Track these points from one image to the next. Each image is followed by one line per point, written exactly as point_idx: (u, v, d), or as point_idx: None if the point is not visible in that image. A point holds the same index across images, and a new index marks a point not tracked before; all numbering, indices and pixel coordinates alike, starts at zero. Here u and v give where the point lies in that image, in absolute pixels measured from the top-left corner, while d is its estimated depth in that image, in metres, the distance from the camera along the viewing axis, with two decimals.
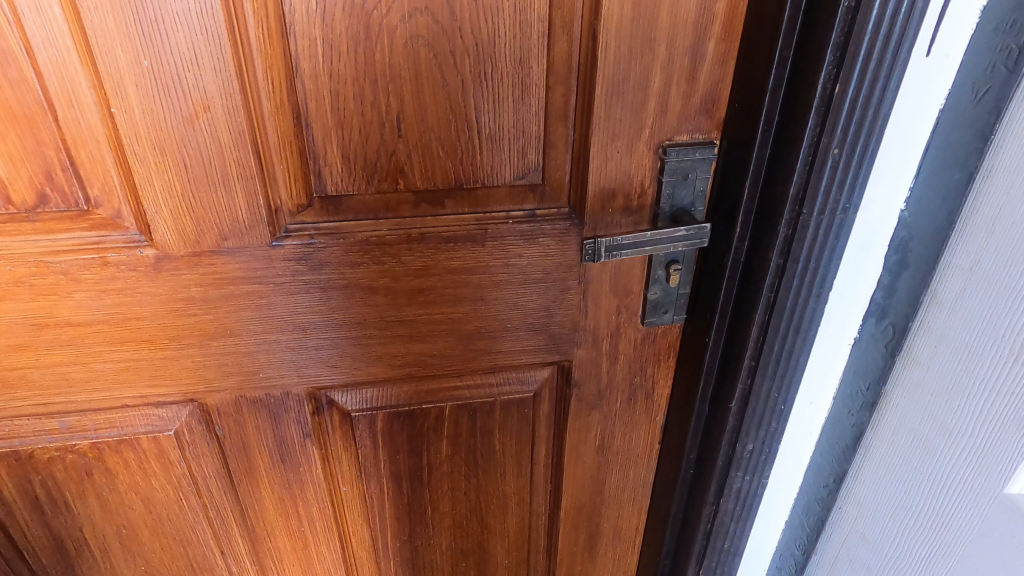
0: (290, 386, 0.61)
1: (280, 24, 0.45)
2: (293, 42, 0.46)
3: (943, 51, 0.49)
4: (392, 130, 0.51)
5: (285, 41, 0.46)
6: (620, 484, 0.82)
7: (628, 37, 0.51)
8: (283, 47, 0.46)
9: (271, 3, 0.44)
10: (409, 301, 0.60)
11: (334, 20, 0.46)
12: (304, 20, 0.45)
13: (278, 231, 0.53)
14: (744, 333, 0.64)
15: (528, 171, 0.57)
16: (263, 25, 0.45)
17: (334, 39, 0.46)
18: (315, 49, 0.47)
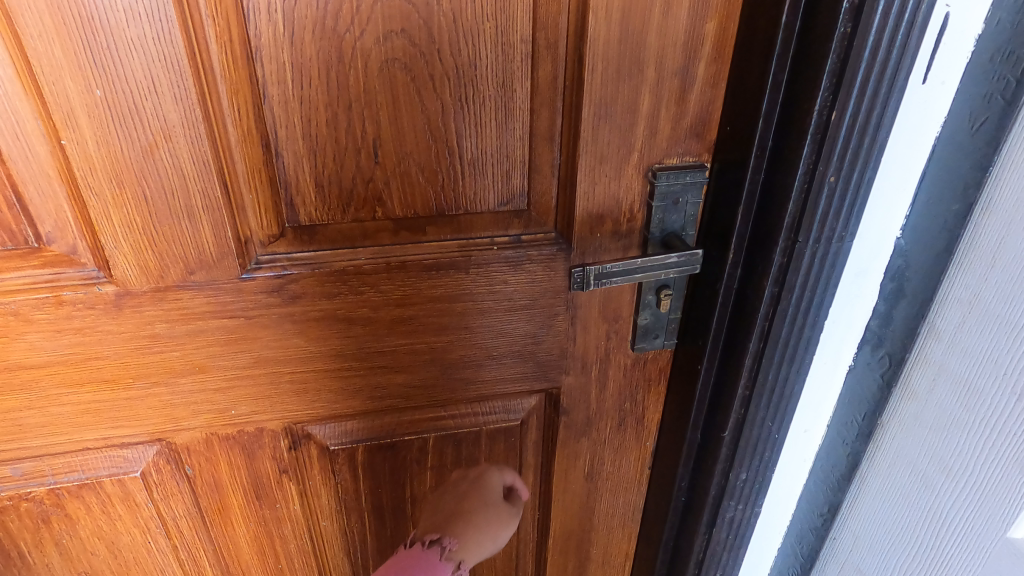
0: (264, 422, 0.59)
1: (245, 48, 0.42)
2: (259, 67, 0.43)
3: (939, 78, 0.47)
4: (368, 157, 0.48)
5: (250, 67, 0.43)
6: (610, 509, 0.80)
7: (616, 58, 0.49)
8: (249, 73, 0.43)
9: (234, 25, 0.42)
10: (389, 331, 0.57)
11: (303, 44, 0.43)
12: (271, 43, 0.43)
13: (247, 263, 0.50)
14: (738, 361, 0.62)
15: (513, 197, 0.54)
16: (226, 49, 0.42)
17: (304, 63, 0.44)
18: (284, 74, 0.44)
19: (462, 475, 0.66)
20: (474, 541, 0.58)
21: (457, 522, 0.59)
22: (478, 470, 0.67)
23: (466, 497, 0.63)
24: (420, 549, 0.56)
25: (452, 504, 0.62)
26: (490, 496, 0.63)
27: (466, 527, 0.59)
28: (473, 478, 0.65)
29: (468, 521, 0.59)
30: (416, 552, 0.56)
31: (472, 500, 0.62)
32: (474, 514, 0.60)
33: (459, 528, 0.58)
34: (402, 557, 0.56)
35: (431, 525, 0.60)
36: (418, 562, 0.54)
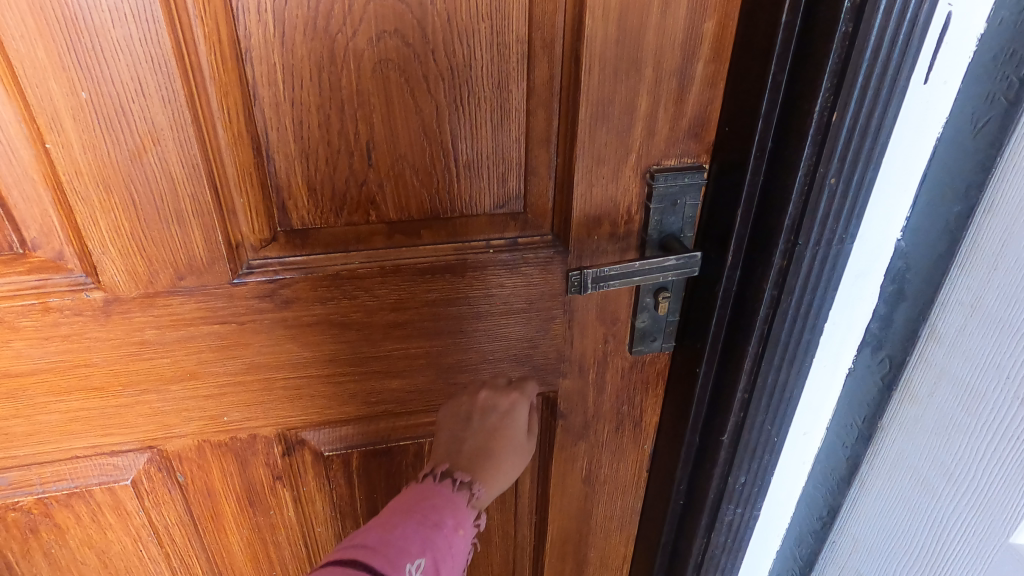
0: (257, 429, 0.58)
1: (234, 49, 0.42)
2: (249, 68, 0.42)
3: (941, 79, 0.47)
4: (361, 160, 0.47)
5: (240, 68, 0.42)
6: (608, 512, 0.80)
7: (613, 58, 0.48)
8: (238, 74, 0.42)
9: (223, 26, 0.41)
10: (384, 336, 0.56)
11: (294, 44, 0.42)
12: (261, 44, 0.42)
13: (239, 268, 0.49)
14: (737, 365, 0.61)
15: (509, 200, 0.54)
16: (215, 50, 0.41)
17: (295, 64, 0.43)
18: (275, 76, 0.43)
19: (491, 404, 0.57)
20: (491, 482, 0.52)
21: (479, 459, 0.53)
22: (507, 395, 0.57)
23: (492, 437, 0.54)
24: (442, 485, 0.48)
25: (475, 438, 0.54)
26: (517, 436, 0.56)
27: (488, 468, 0.52)
28: (503, 413, 0.56)
29: (489, 456, 0.53)
30: (444, 493, 0.48)
31: (497, 437, 0.54)
32: (497, 452, 0.54)
33: (481, 468, 0.52)
34: (427, 492, 0.48)
35: (445, 459, 0.52)
36: (447, 503, 0.47)
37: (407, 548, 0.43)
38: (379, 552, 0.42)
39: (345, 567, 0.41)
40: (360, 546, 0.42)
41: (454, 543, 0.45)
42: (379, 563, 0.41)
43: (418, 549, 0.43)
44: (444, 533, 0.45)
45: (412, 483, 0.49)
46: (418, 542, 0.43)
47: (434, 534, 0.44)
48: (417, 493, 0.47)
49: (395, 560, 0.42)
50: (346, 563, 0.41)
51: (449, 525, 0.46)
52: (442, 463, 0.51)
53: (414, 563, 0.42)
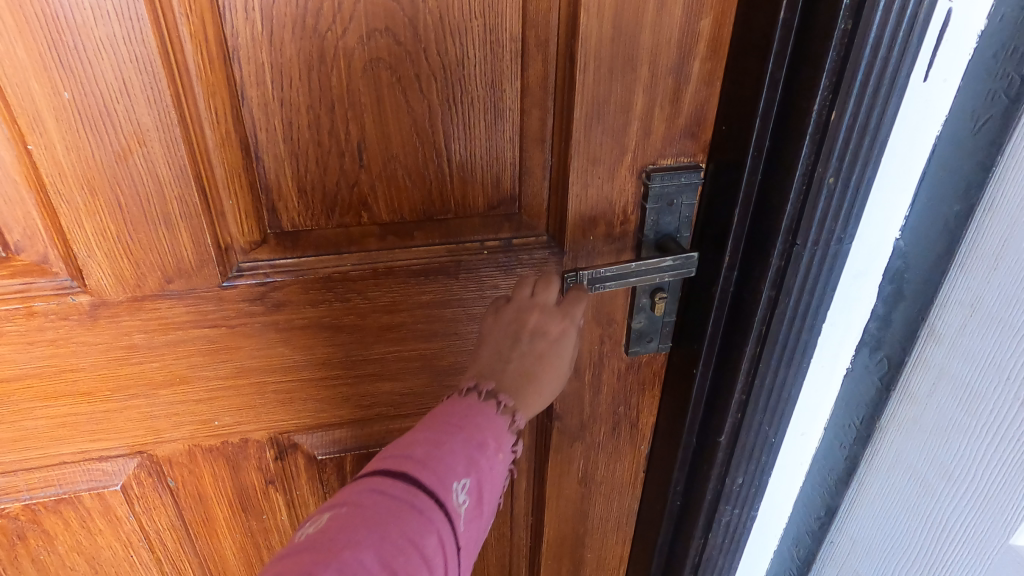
0: (249, 433, 0.57)
1: (221, 48, 0.41)
2: (237, 67, 0.41)
3: (940, 76, 0.46)
4: (352, 160, 0.46)
5: (227, 67, 0.41)
6: (604, 513, 0.79)
7: (608, 57, 0.47)
8: (226, 73, 0.42)
9: (209, 25, 0.40)
10: (377, 338, 0.55)
11: (283, 43, 0.41)
12: (248, 43, 0.41)
13: (228, 271, 0.49)
14: (734, 366, 0.61)
15: (503, 200, 0.53)
16: (201, 49, 0.40)
17: (284, 64, 0.42)
18: (263, 75, 0.42)
19: (540, 329, 0.50)
20: (531, 405, 0.48)
21: (522, 381, 0.48)
22: (559, 317, 0.51)
23: (538, 362, 0.49)
24: (486, 405, 0.44)
25: (521, 359, 0.49)
26: (562, 363, 0.50)
27: (530, 390, 0.48)
28: (553, 340, 0.50)
29: (532, 377, 0.49)
30: (489, 415, 0.44)
31: (544, 361, 0.49)
32: (541, 374, 0.49)
33: (523, 390, 0.47)
34: (471, 409, 0.44)
35: (488, 372, 0.47)
36: (491, 423, 0.44)
37: (453, 467, 0.40)
38: (428, 466, 0.40)
39: (395, 482, 0.39)
40: (407, 457, 0.40)
41: (497, 463, 0.43)
42: (429, 479, 0.39)
43: (463, 469, 0.41)
44: (489, 456, 0.42)
45: (455, 394, 0.45)
46: (465, 462, 0.41)
47: (480, 457, 0.42)
48: (462, 408, 0.44)
49: (444, 479, 0.40)
50: (394, 477, 0.39)
51: (494, 447, 0.43)
52: (488, 380, 0.47)
53: (461, 483, 0.40)
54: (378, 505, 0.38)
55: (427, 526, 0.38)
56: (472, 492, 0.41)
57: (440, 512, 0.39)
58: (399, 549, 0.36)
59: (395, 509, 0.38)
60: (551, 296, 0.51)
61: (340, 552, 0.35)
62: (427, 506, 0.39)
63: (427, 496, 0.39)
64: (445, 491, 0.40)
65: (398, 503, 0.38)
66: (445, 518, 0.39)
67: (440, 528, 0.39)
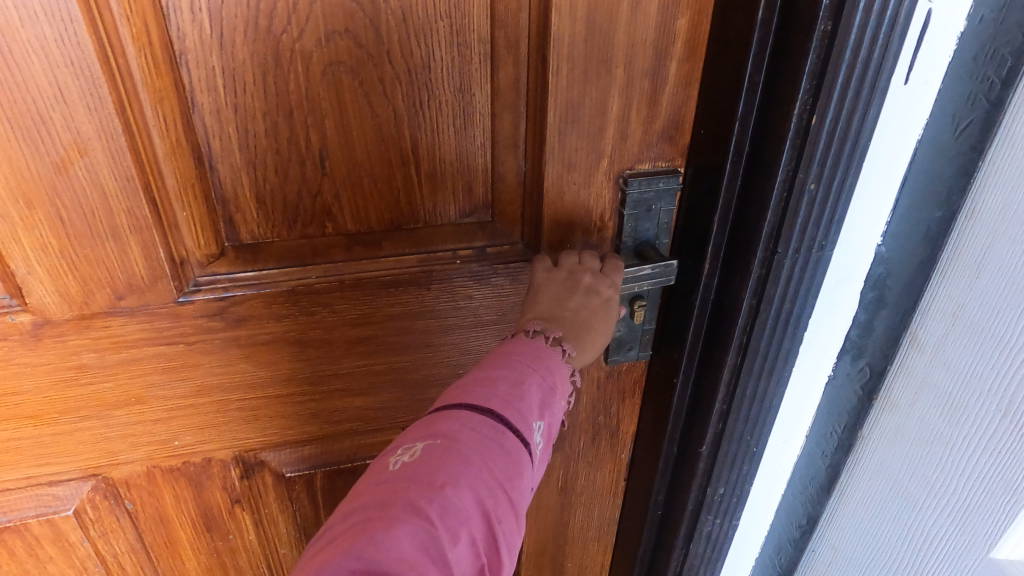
0: (212, 452, 0.55)
1: (167, 52, 0.38)
2: (185, 71, 0.39)
3: (922, 78, 0.45)
4: (315, 168, 0.44)
5: (175, 71, 0.39)
6: (585, 523, 0.78)
7: (581, 58, 0.45)
8: (173, 78, 0.39)
9: (152, 26, 0.37)
10: (346, 352, 0.53)
11: (234, 46, 0.39)
12: (196, 46, 0.38)
13: (185, 285, 0.46)
14: (715, 375, 0.59)
15: (475, 208, 0.51)
16: (144, 52, 0.38)
17: (236, 68, 0.39)
18: (214, 80, 0.40)
19: (594, 288, 0.50)
20: (585, 356, 0.49)
21: (581, 333, 0.49)
22: (608, 281, 0.51)
23: (596, 317, 0.49)
24: (555, 353, 0.46)
25: (580, 312, 0.49)
26: (613, 323, 0.51)
27: (587, 343, 0.49)
28: (604, 301, 0.50)
29: (590, 330, 0.49)
30: (558, 362, 0.46)
31: (600, 317, 0.50)
32: (597, 328, 0.50)
33: (581, 343, 0.49)
34: (541, 352, 0.45)
35: (551, 320, 0.48)
36: (560, 368, 0.46)
37: (532, 408, 0.43)
38: (512, 405, 0.42)
39: (483, 419, 0.41)
40: (491, 395, 0.42)
41: (562, 407, 0.45)
42: (513, 419, 0.41)
43: (539, 411, 0.43)
44: (557, 400, 0.45)
45: (525, 336, 0.46)
46: (540, 404, 0.43)
47: (552, 400, 0.44)
48: (535, 350, 0.45)
49: (526, 419, 0.42)
50: (481, 413, 0.41)
51: (561, 392, 0.45)
52: (555, 327, 0.47)
53: (538, 425, 0.43)
54: (473, 441, 0.39)
55: (513, 465, 0.40)
56: (545, 434, 0.43)
57: (523, 451, 0.41)
58: (492, 486, 0.39)
59: (486, 446, 0.40)
60: (594, 263, 0.52)
61: (442, 487, 0.37)
62: (513, 445, 0.41)
63: (512, 435, 0.41)
64: (526, 431, 0.42)
65: (489, 441, 0.40)
66: (526, 456, 0.41)
67: (522, 467, 0.41)
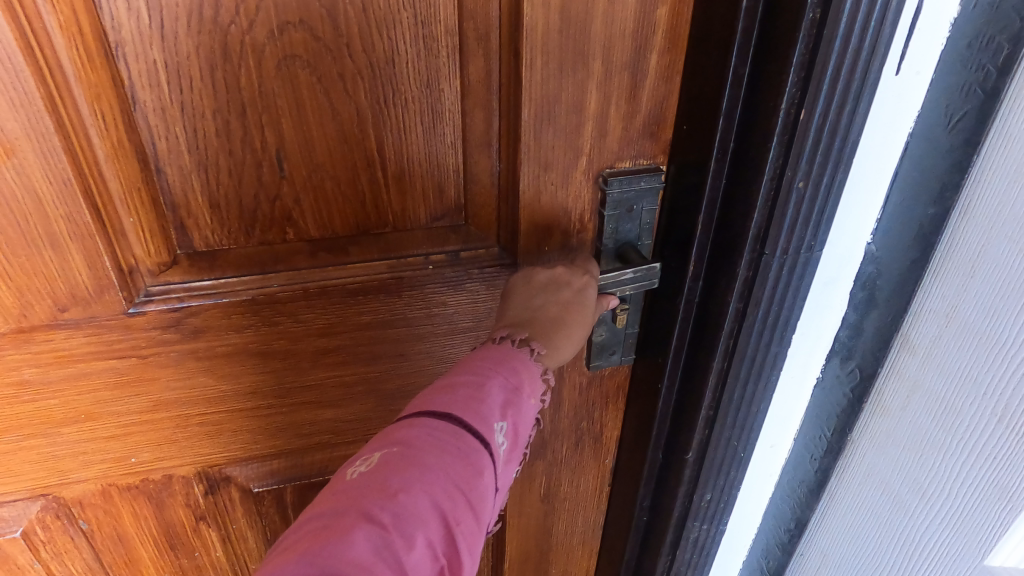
0: (172, 470, 0.52)
1: (101, 43, 0.35)
2: (122, 64, 0.36)
3: (913, 69, 0.43)
4: (272, 171, 0.41)
5: (111, 64, 0.36)
6: (569, 529, 0.75)
7: (557, 51, 0.43)
8: (110, 72, 0.36)
9: (84, 16, 0.34)
10: (313, 363, 0.51)
11: (178, 36, 0.36)
12: (134, 37, 0.35)
13: (135, 296, 0.43)
14: (701, 380, 0.57)
15: (447, 210, 0.48)
16: (76, 43, 0.35)
17: (181, 61, 0.37)
18: (157, 74, 0.37)
19: (562, 280, 0.48)
20: (561, 355, 0.46)
21: (553, 331, 0.46)
22: (578, 274, 0.49)
23: (569, 312, 0.46)
24: (519, 352, 0.43)
25: (549, 308, 0.46)
26: (590, 315, 0.48)
27: (561, 340, 0.46)
28: (576, 291, 0.48)
29: (563, 325, 0.46)
30: (524, 360, 0.43)
31: (574, 311, 0.47)
32: (572, 324, 0.47)
33: (553, 341, 0.46)
34: (506, 355, 0.43)
35: (517, 322, 0.46)
36: (527, 368, 0.43)
37: (493, 409, 0.40)
38: (472, 408, 0.39)
39: (441, 424, 0.38)
40: (450, 400, 0.39)
41: (532, 408, 0.42)
42: (473, 422, 0.39)
43: (502, 412, 0.40)
44: (525, 401, 0.42)
45: (488, 342, 0.44)
46: (503, 404, 0.40)
47: (518, 400, 0.41)
48: (498, 353, 0.42)
49: (487, 420, 0.39)
50: (439, 418, 0.38)
51: (529, 392, 0.42)
52: (521, 329, 0.45)
53: (501, 426, 0.40)
54: (429, 447, 0.37)
55: (473, 468, 0.38)
56: (509, 436, 0.40)
57: (483, 454, 0.38)
58: (449, 490, 0.36)
59: (443, 451, 0.37)
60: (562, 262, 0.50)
61: (397, 493, 0.34)
62: (472, 447, 0.38)
63: (471, 438, 0.38)
64: (487, 432, 0.39)
65: (446, 446, 0.37)
66: (487, 460, 0.39)
67: (484, 470, 0.38)
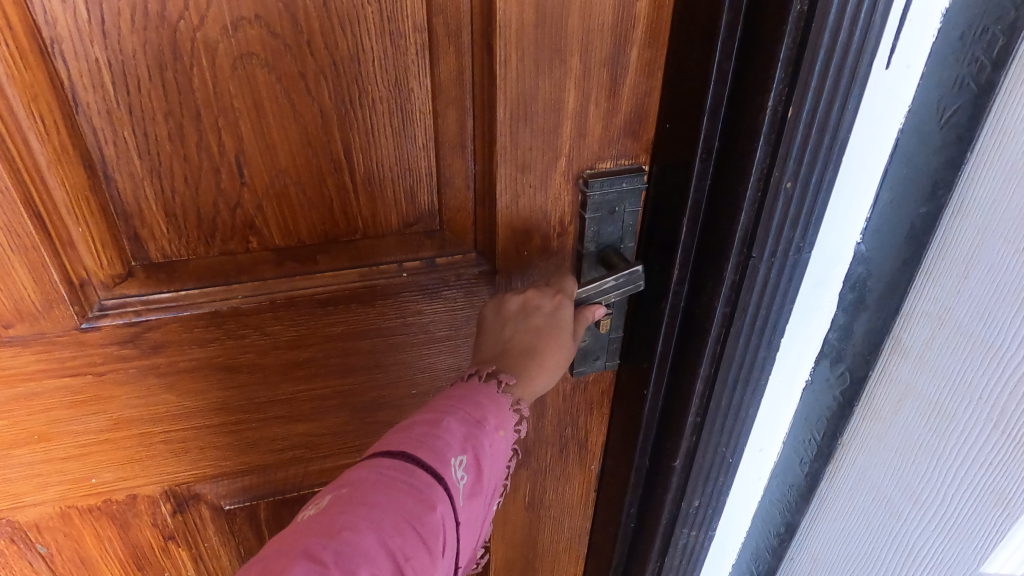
0: (135, 490, 0.49)
1: (35, 42, 0.33)
2: (60, 64, 0.34)
3: (904, 62, 0.41)
4: (231, 176, 0.39)
5: (48, 64, 0.33)
6: (555, 537, 0.74)
7: (532, 46, 0.41)
8: (47, 73, 0.34)
9: (16, 12, 0.32)
10: (283, 377, 0.48)
11: (122, 34, 0.34)
12: (73, 35, 0.33)
13: (88, 310, 0.41)
14: (687, 387, 0.56)
15: (421, 216, 0.46)
16: (8, 42, 0.32)
17: (127, 60, 0.34)
18: (100, 74, 0.34)
19: (533, 303, 0.46)
20: (535, 387, 0.45)
21: (524, 362, 0.44)
22: (549, 294, 0.47)
23: (541, 339, 0.45)
24: (484, 386, 0.42)
25: (519, 339, 0.45)
26: (566, 339, 0.45)
27: (535, 371, 0.45)
28: (548, 314, 0.46)
29: (536, 353, 0.45)
30: (490, 394, 0.41)
31: (546, 337, 0.45)
32: (546, 352, 0.45)
33: (524, 372, 0.44)
34: (469, 390, 0.41)
35: (486, 357, 0.45)
36: (490, 400, 0.41)
37: (451, 443, 0.38)
38: (426, 443, 0.38)
39: (393, 461, 0.37)
40: (404, 437, 0.38)
41: (497, 440, 0.41)
42: (428, 458, 0.37)
43: (461, 445, 0.39)
44: (488, 434, 0.40)
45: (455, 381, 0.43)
46: (462, 438, 0.39)
47: (479, 433, 0.40)
48: (461, 389, 0.41)
49: (443, 454, 0.38)
50: (392, 456, 0.37)
51: (493, 424, 0.41)
52: (489, 362, 0.44)
53: (460, 460, 0.38)
54: (378, 484, 0.35)
55: (426, 503, 0.36)
56: (471, 470, 0.39)
57: (439, 488, 0.37)
58: (397, 526, 0.34)
59: (393, 488, 0.35)
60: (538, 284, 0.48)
61: (341, 531, 0.33)
62: (425, 482, 0.36)
63: (426, 473, 0.37)
64: (444, 466, 0.37)
65: (397, 483, 0.36)
66: (443, 494, 0.37)
67: (440, 505, 0.36)
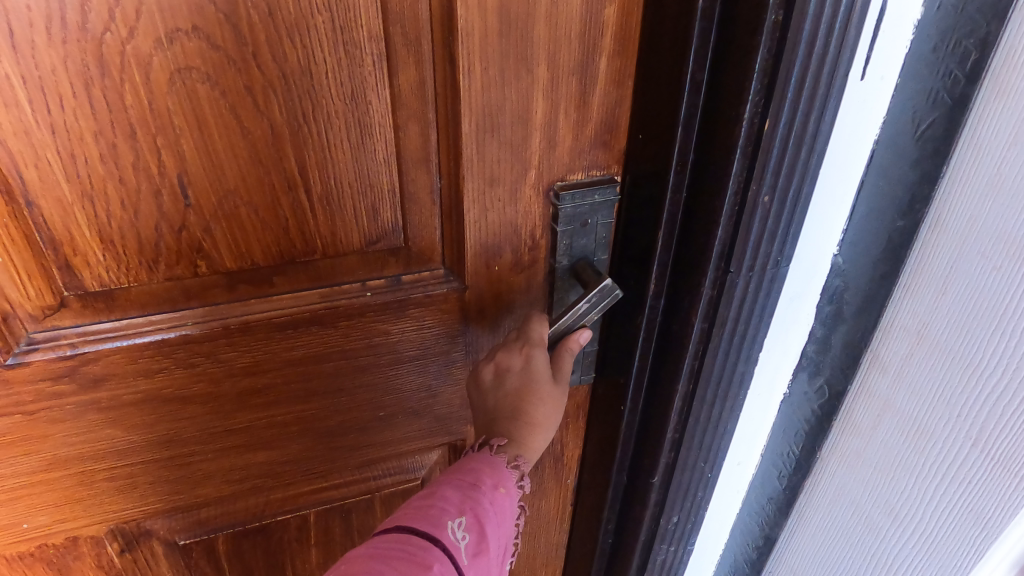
0: (78, 530, 0.46)
1: None
2: None
3: (878, 73, 0.40)
4: (174, 198, 0.37)
5: None
6: (530, 553, 0.72)
7: (496, 56, 0.39)
8: None
9: None
10: (239, 405, 0.46)
11: (41, 49, 0.31)
12: None
13: (17, 344, 0.38)
14: (665, 404, 0.54)
15: (384, 233, 0.43)
16: None
17: (48, 78, 0.32)
18: (18, 92, 0.32)
19: (504, 364, 0.46)
20: (533, 443, 0.46)
21: (515, 425, 0.46)
22: (517, 350, 0.46)
23: (524, 400, 0.45)
24: (479, 455, 0.44)
25: (500, 403, 0.46)
26: (545, 390, 0.46)
27: (527, 430, 0.46)
28: (519, 371, 0.46)
29: (521, 411, 0.46)
30: (483, 459, 0.43)
31: (528, 398, 0.45)
32: (532, 409, 0.46)
33: (516, 433, 0.46)
34: (464, 464, 0.43)
35: (480, 426, 0.47)
36: (485, 464, 0.43)
37: (446, 508, 0.40)
38: (421, 513, 0.39)
39: (389, 534, 0.38)
40: (401, 514, 0.40)
41: (498, 500, 0.42)
42: (422, 524, 0.39)
43: (457, 508, 0.40)
44: (486, 494, 0.42)
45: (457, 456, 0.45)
46: (458, 501, 0.40)
47: (475, 493, 0.41)
48: (455, 465, 0.43)
49: (437, 518, 0.39)
50: (389, 531, 0.39)
51: (490, 484, 0.42)
52: (482, 433, 0.46)
53: (456, 521, 0.39)
54: (374, 554, 0.37)
55: (423, 563, 0.37)
56: (473, 530, 0.40)
57: (435, 549, 0.38)
58: None
59: (390, 555, 0.37)
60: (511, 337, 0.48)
61: None
62: (421, 545, 0.38)
63: (421, 537, 0.38)
64: (439, 528, 0.39)
65: (393, 551, 0.37)
66: (442, 555, 0.38)
67: (438, 565, 0.37)
